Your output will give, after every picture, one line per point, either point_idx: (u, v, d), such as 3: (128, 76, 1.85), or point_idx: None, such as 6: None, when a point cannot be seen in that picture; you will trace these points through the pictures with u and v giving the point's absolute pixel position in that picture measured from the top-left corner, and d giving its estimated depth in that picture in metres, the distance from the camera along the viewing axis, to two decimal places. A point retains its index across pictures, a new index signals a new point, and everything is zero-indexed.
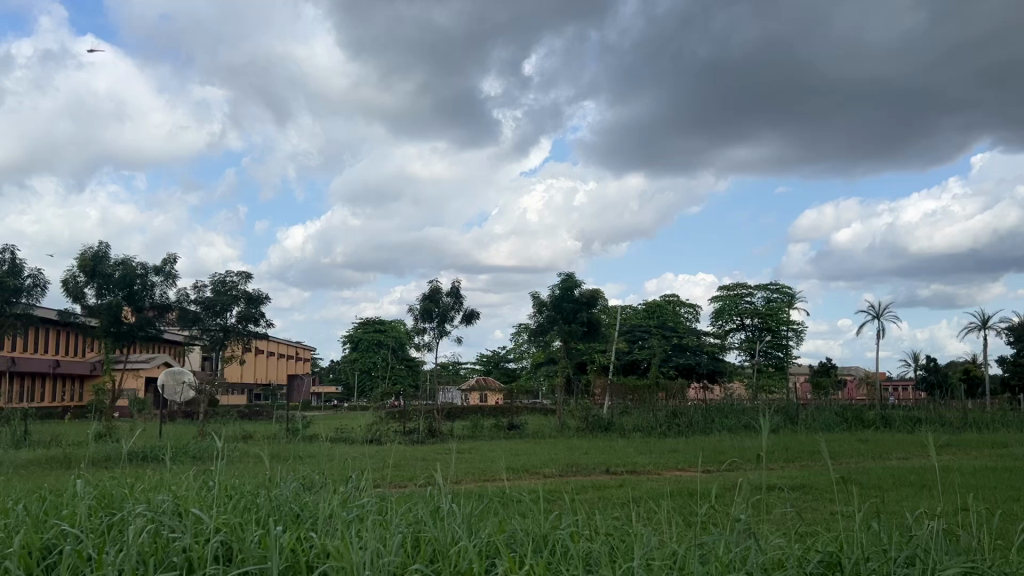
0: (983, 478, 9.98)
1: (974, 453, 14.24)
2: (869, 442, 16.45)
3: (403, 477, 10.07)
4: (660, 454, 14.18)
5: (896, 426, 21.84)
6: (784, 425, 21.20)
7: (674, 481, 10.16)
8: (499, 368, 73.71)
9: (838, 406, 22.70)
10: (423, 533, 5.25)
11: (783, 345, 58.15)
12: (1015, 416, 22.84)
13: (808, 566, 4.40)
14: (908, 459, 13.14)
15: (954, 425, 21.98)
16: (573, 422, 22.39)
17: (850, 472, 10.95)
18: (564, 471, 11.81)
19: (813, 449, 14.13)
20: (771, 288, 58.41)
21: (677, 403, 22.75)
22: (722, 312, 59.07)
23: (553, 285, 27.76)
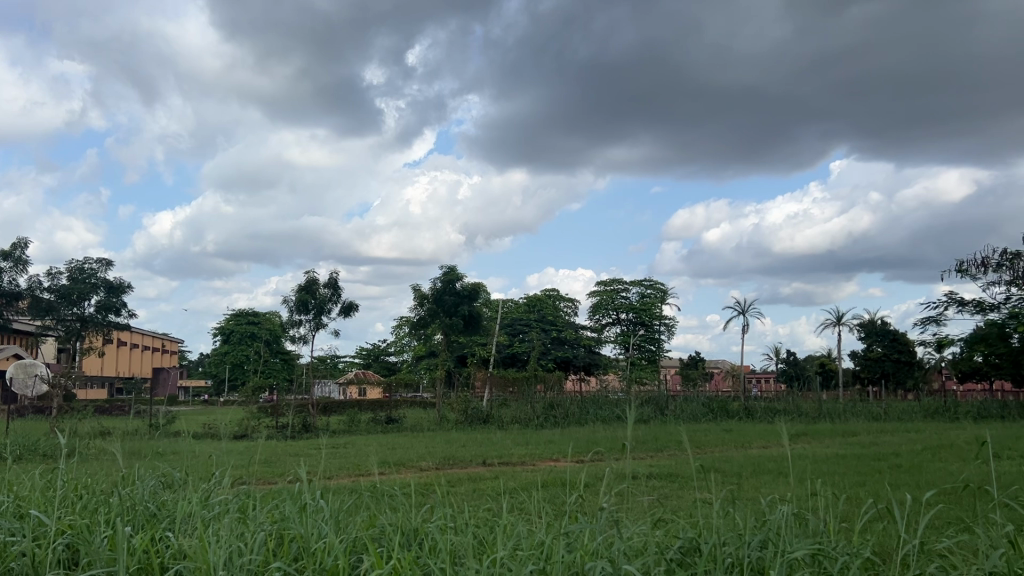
0: (834, 464, 10.69)
1: (825, 441, 15.22)
2: (732, 432, 17.26)
3: (273, 473, 9.78)
4: (536, 445, 14.40)
5: (757, 416, 23.03)
6: (654, 416, 21.96)
7: (546, 471, 10.33)
8: (379, 361, 72.85)
9: (706, 397, 23.67)
10: (288, 530, 5.11)
11: (655, 338, 60.11)
12: (864, 406, 24.40)
13: (667, 553, 4.54)
14: (766, 448, 13.82)
15: (810, 415, 23.37)
16: (451, 414, 22.31)
17: (713, 460, 11.47)
18: (439, 464, 11.75)
19: (679, 438, 14.60)
20: (645, 283, 60.31)
21: (554, 395, 23.15)
22: (599, 307, 60.42)
23: (435, 277, 27.58)
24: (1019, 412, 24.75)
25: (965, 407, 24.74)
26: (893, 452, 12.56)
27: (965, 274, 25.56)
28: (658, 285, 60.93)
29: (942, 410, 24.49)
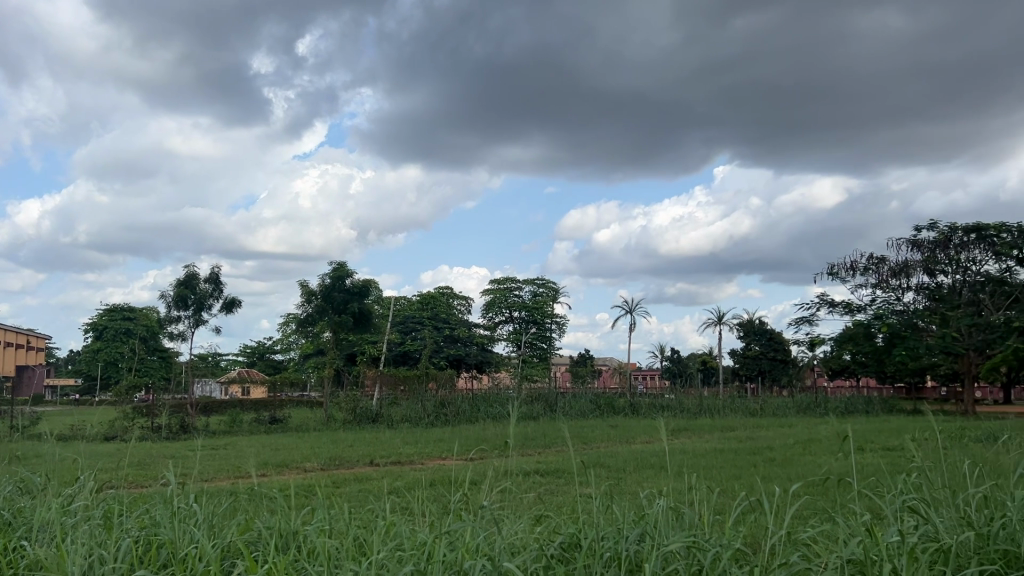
0: (713, 458, 11.10)
1: (705, 436, 15.75)
2: (618, 427, 17.66)
3: (145, 478, 9.33)
4: (425, 443, 14.32)
5: (642, 412, 23.68)
6: (544, 413, 22.19)
7: (433, 469, 10.29)
8: (264, 359, 70.72)
9: (594, 394, 24.13)
10: (158, 536, 4.88)
11: (546, 337, 60.85)
12: (742, 402, 25.44)
13: (549, 550, 4.58)
14: (649, 443, 14.19)
15: (692, 410, 24.21)
16: (339, 414, 21.85)
17: (598, 456, 11.68)
18: (325, 464, 11.50)
19: (567, 434, 14.81)
20: (538, 282, 60.94)
21: (445, 394, 23.04)
22: (492, 305, 60.65)
23: (324, 273, 27.00)
24: (881, 408, 26.41)
25: (833, 402, 26.20)
26: (768, 446, 13.13)
27: (836, 277, 27.07)
28: (550, 283, 61.68)
29: (813, 405, 25.85)
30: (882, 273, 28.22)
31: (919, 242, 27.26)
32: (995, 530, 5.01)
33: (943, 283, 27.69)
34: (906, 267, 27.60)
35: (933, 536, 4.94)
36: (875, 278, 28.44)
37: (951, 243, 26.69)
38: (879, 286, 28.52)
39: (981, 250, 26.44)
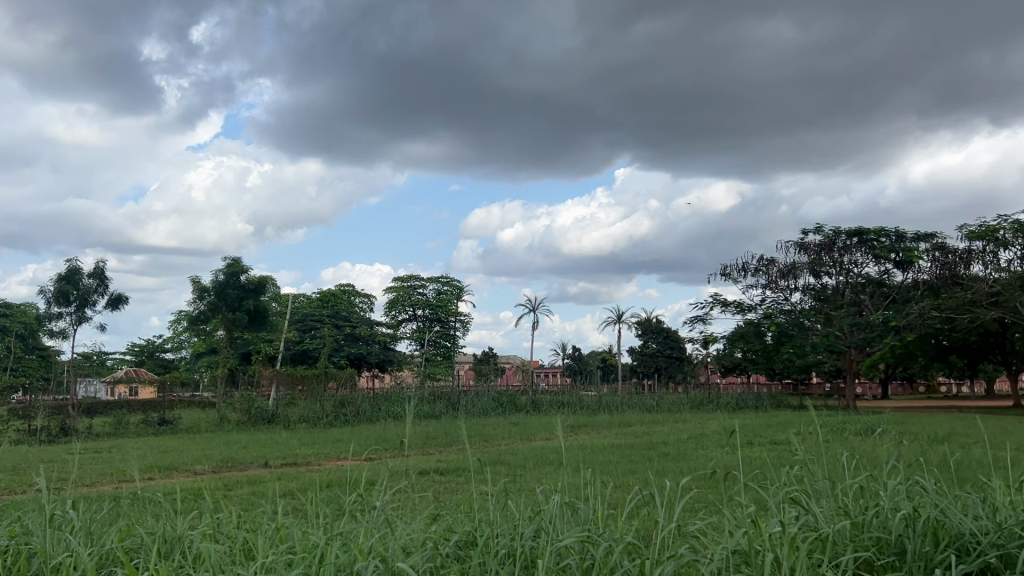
0: (610, 454, 11.28)
1: (604, 433, 16.00)
2: (518, 425, 17.76)
3: (18, 485, 8.79)
4: (322, 445, 14.03)
5: (543, 410, 23.92)
6: (446, 412, 22.11)
7: (329, 471, 10.09)
8: (154, 359, 67.90)
9: (495, 391, 24.19)
10: (29, 546, 4.60)
11: (450, 335, 60.68)
12: (640, 399, 26.02)
13: (445, 549, 4.55)
14: (548, 440, 14.30)
15: (591, 407, 24.63)
16: (233, 415, 21.18)
17: (498, 453, 11.71)
18: (216, 467, 11.12)
19: (468, 433, 14.76)
20: (442, 280, 60.62)
21: (344, 393, 22.67)
22: (395, 303, 59.99)
23: (218, 270, 26.12)
24: (770, 403, 27.53)
25: (726, 398, 27.15)
26: (662, 441, 13.43)
27: (729, 277, 28.05)
28: (454, 282, 61.46)
29: (706, 401, 26.71)
30: (772, 274, 29.36)
31: (806, 244, 28.49)
32: (869, 517, 5.30)
33: (828, 285, 29.04)
34: (794, 268, 28.80)
35: (814, 526, 5.18)
36: (765, 279, 29.58)
37: (835, 246, 28.01)
38: (769, 286, 29.68)
39: (862, 253, 27.88)
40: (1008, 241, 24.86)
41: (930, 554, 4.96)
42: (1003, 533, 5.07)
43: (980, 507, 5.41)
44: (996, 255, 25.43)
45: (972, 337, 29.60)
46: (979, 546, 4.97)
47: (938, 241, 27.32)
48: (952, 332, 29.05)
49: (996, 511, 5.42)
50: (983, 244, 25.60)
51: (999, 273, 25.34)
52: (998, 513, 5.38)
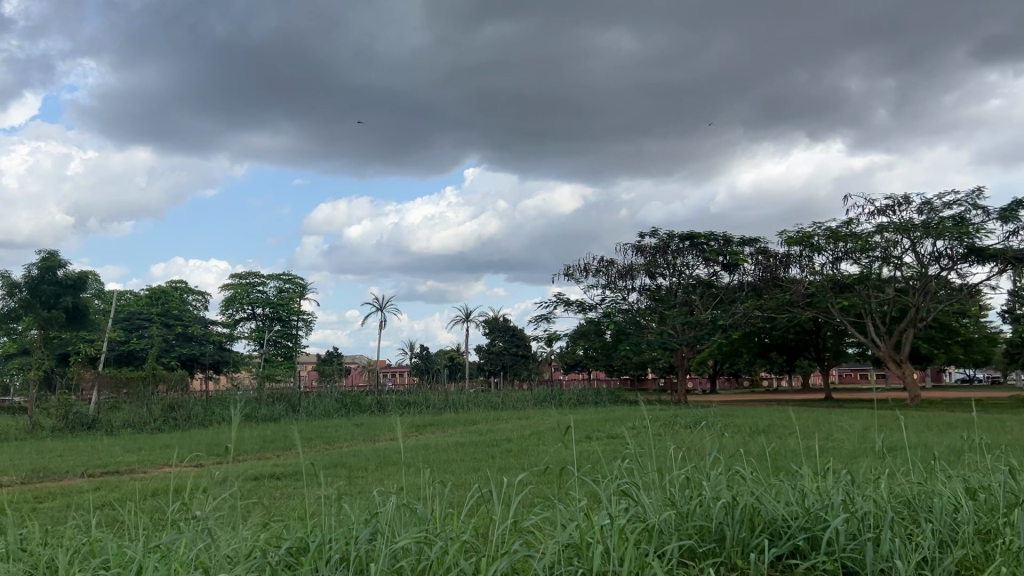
0: (452, 453, 11.30)
1: (448, 431, 16.02)
2: (361, 426, 17.45)
3: None
4: (147, 451, 13.23)
5: (388, 410, 23.62)
6: (286, 414, 21.43)
7: (153, 478, 9.52)
8: None
9: (339, 393, 23.68)
10: None
11: (292, 334, 58.86)
12: (484, 397, 26.25)
13: (277, 557, 4.39)
14: (392, 441, 14.12)
15: (437, 406, 24.56)
16: (46, 421, 19.59)
17: (338, 456, 11.47)
18: (25, 478, 10.24)
19: (307, 437, 14.35)
20: (283, 277, 58.67)
21: (175, 396, 21.47)
22: (233, 301, 57.47)
23: (31, 264, 24.08)
24: (609, 399, 28.51)
25: (567, 395, 27.85)
26: (506, 438, 13.58)
27: (571, 278, 28.86)
28: (296, 280, 59.64)
29: (549, 398, 27.31)
30: (611, 275, 30.42)
31: (643, 246, 29.70)
32: (692, 507, 5.58)
33: (662, 285, 30.42)
34: (632, 270, 29.99)
35: (642, 518, 5.39)
36: (605, 279, 30.63)
37: (669, 249, 29.40)
38: (608, 287, 30.75)
39: (693, 256, 29.47)
40: (821, 247, 27.01)
41: (746, 540, 5.28)
42: (811, 517, 5.48)
43: (791, 494, 5.82)
44: (811, 260, 27.56)
45: (790, 335, 31.97)
46: (789, 529, 5.34)
47: (761, 246, 29.24)
48: (772, 330, 31.24)
49: (804, 496, 5.86)
50: (800, 249, 27.64)
51: (814, 276, 27.51)
52: (806, 498, 5.81)
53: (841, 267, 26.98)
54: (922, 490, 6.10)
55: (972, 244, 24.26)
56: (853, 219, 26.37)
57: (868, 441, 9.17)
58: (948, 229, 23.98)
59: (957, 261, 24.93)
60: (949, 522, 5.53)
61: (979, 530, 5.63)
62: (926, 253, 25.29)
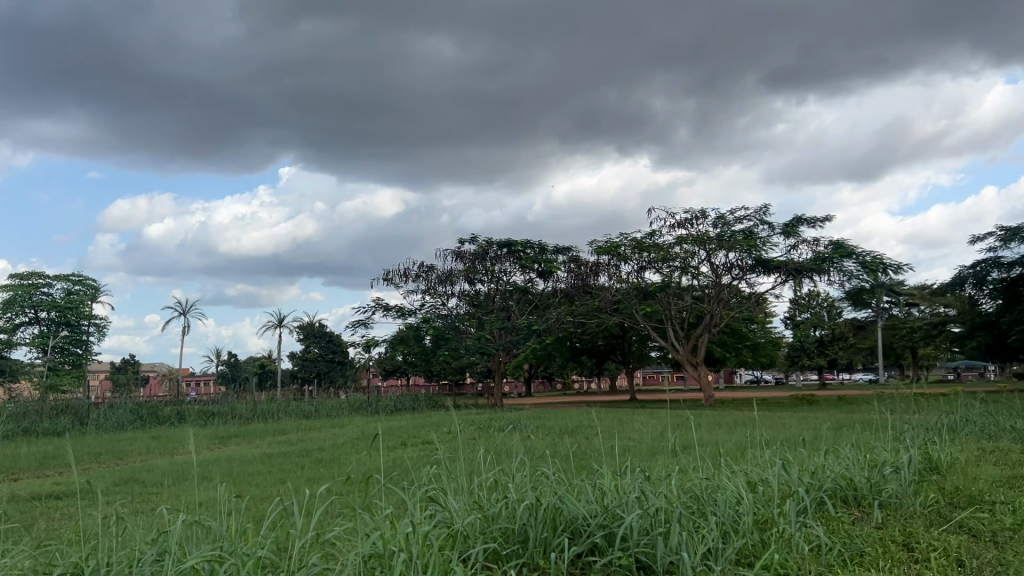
0: (257, 464, 10.84)
1: (256, 442, 15.35)
2: (159, 438, 16.37)
3: None
4: None
5: (190, 420, 22.26)
6: (72, 427, 19.68)
7: None
8: None
9: (134, 404, 22.08)
10: None
11: (82, 340, 54.30)
12: (296, 405, 25.37)
13: None
14: (190, 454, 13.32)
15: (244, 416, 23.41)
16: None
17: (131, 472, 10.69)
18: None
19: (95, 452, 13.26)
20: (73, 279, 54.00)
21: None
22: (12, 304, 52.11)
23: None
24: (426, 405, 28.47)
25: (384, 401, 27.50)
26: (315, 448, 13.18)
27: (390, 282, 28.58)
28: (89, 281, 55.10)
29: (364, 404, 26.81)
30: (431, 280, 30.43)
31: (462, 253, 29.91)
32: (497, 510, 5.64)
33: (481, 291, 30.79)
34: (450, 275, 30.15)
35: (448, 522, 5.40)
36: (424, 284, 30.59)
37: (488, 255, 29.78)
38: (427, 292, 30.75)
39: (510, 263, 30.09)
40: (627, 256, 28.39)
41: (548, 540, 5.40)
42: (609, 515, 5.70)
43: (591, 493, 6.03)
44: (619, 268, 28.94)
45: (600, 339, 33.39)
46: (589, 528, 5.53)
47: (573, 254, 30.34)
48: (583, 335, 32.50)
49: (603, 494, 6.08)
50: (609, 257, 28.90)
51: (621, 283, 28.91)
52: (605, 496, 6.04)
53: (645, 276, 28.52)
54: (709, 485, 6.52)
55: (759, 256, 26.44)
56: (656, 230, 27.96)
57: (665, 440, 9.71)
58: (738, 242, 26.01)
59: (746, 272, 27.05)
60: (731, 515, 5.94)
61: (758, 520, 6.10)
62: (719, 264, 27.24)
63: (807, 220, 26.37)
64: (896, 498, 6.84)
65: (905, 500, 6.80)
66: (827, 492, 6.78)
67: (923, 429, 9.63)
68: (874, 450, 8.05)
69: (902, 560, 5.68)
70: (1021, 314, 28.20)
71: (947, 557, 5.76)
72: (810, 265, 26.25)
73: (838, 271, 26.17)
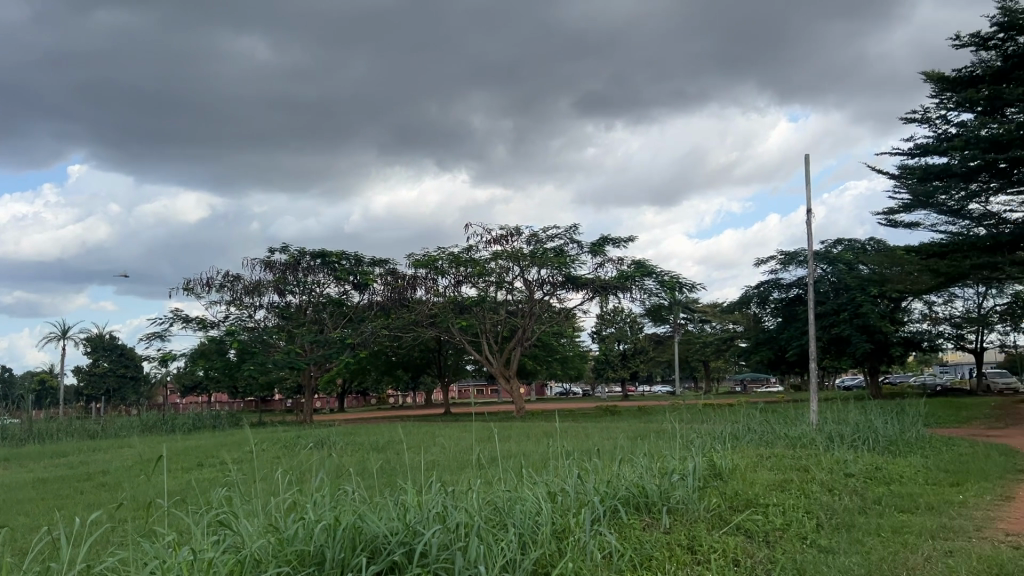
0: (28, 491, 9.83)
1: (28, 466, 13.92)
2: None
3: None
4: None
5: None
6: None
7: None
8: None
9: None
10: None
11: None
12: (79, 425, 23.28)
13: None
14: None
15: (17, 438, 21.23)
16: None
17: None
18: None
19: None
20: None
21: None
22: None
23: None
24: (228, 422, 27.04)
25: (181, 419, 25.84)
26: (98, 471, 12.14)
27: (191, 292, 27.01)
28: None
29: (159, 423, 25.08)
30: (237, 291, 29.05)
31: (272, 262, 28.78)
32: (293, 531, 5.40)
33: (292, 303, 29.75)
34: (259, 286, 28.94)
35: (238, 547, 5.14)
36: (229, 295, 29.15)
37: (299, 266, 28.87)
38: (233, 303, 29.35)
39: (324, 274, 29.37)
40: (444, 270, 28.51)
41: (345, 560, 5.22)
42: (409, 532, 5.61)
43: (394, 510, 5.91)
44: (435, 282, 29.01)
45: (414, 353, 33.31)
46: (389, 545, 5.42)
47: (389, 267, 30.12)
48: (398, 349, 32.30)
49: (405, 510, 5.99)
50: (426, 271, 28.92)
51: (437, 297, 29.01)
52: (407, 512, 5.95)
53: (461, 290, 28.73)
54: (511, 497, 6.61)
55: (568, 273, 27.46)
56: (473, 245, 28.35)
57: (470, 453, 9.76)
58: (550, 259, 26.93)
59: (557, 288, 27.96)
60: (531, 526, 6.06)
61: (556, 529, 6.26)
62: (532, 280, 28.00)
63: (613, 239, 27.71)
64: (683, 504, 7.28)
65: (690, 506, 7.26)
66: (621, 500, 7.10)
67: (710, 438, 10.32)
68: (665, 458, 8.54)
69: (685, 563, 6.04)
70: (798, 331, 31.23)
71: (725, 558, 6.18)
72: (615, 282, 27.56)
73: (640, 289, 27.65)
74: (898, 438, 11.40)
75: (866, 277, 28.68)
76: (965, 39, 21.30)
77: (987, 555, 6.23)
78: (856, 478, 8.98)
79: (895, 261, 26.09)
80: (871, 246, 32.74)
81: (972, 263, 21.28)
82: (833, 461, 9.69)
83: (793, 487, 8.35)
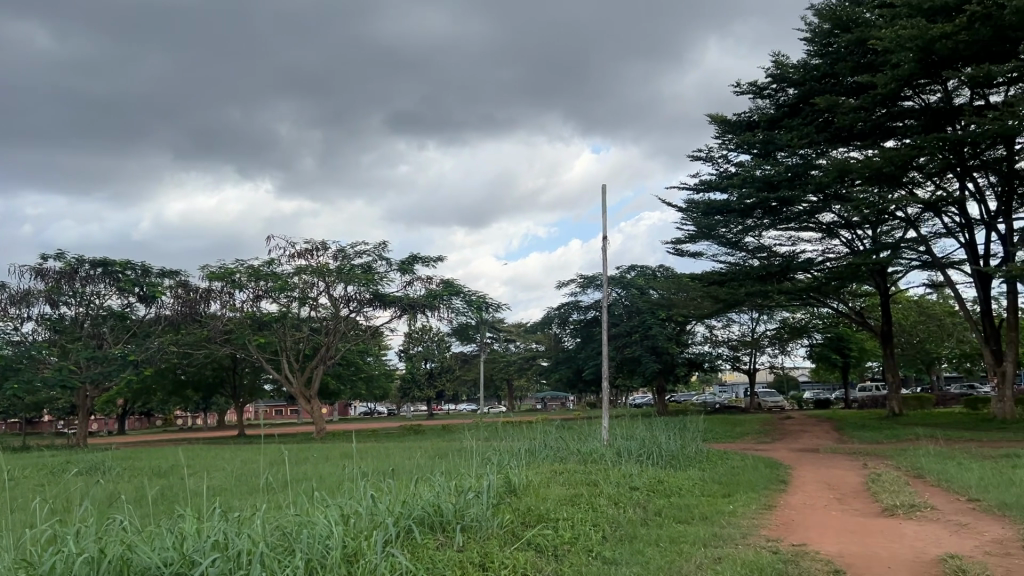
0: None
1: None
2: None
3: None
4: None
5: None
6: None
7: None
8: None
9: None
10: None
11: None
12: None
13: None
14: None
15: None
16: None
17: None
18: None
19: None
20: None
21: None
22: None
23: None
24: None
25: None
26: None
27: None
28: None
29: None
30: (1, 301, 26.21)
31: (44, 271, 26.22)
32: (50, 565, 4.89)
33: (66, 315, 27.22)
34: (28, 295, 26.26)
35: None
36: None
37: (77, 275, 26.50)
38: None
39: (105, 284, 27.18)
40: (242, 284, 27.26)
41: None
42: (185, 562, 5.25)
43: (167, 539, 5.52)
44: (232, 297, 27.59)
45: (207, 371, 31.46)
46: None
47: (181, 279, 28.37)
48: (189, 366, 30.44)
49: (182, 539, 5.63)
50: (222, 285, 27.46)
51: (233, 312, 27.62)
52: (184, 541, 5.59)
53: (261, 305, 27.58)
54: (300, 520, 6.38)
55: (376, 290, 27.19)
56: (275, 259, 27.41)
57: (256, 478, 9.31)
58: (356, 276, 26.59)
59: (363, 305, 27.52)
60: (320, 549, 5.87)
61: (346, 553, 6.09)
62: (338, 297, 27.41)
63: (421, 258, 27.75)
64: (476, 522, 7.36)
65: (483, 523, 7.35)
66: (415, 520, 7.06)
67: (504, 455, 10.53)
68: (460, 476, 8.61)
69: None
70: (594, 352, 32.68)
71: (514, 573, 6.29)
72: (422, 301, 27.57)
73: (446, 308, 27.87)
74: (679, 453, 12.18)
75: (656, 303, 30.62)
76: (745, 88, 23.39)
77: (749, 559, 6.81)
78: (639, 491, 9.50)
79: (681, 287, 28.07)
80: (660, 273, 34.98)
81: (746, 291, 23.29)
82: (618, 475, 10.19)
83: (583, 502, 8.68)
